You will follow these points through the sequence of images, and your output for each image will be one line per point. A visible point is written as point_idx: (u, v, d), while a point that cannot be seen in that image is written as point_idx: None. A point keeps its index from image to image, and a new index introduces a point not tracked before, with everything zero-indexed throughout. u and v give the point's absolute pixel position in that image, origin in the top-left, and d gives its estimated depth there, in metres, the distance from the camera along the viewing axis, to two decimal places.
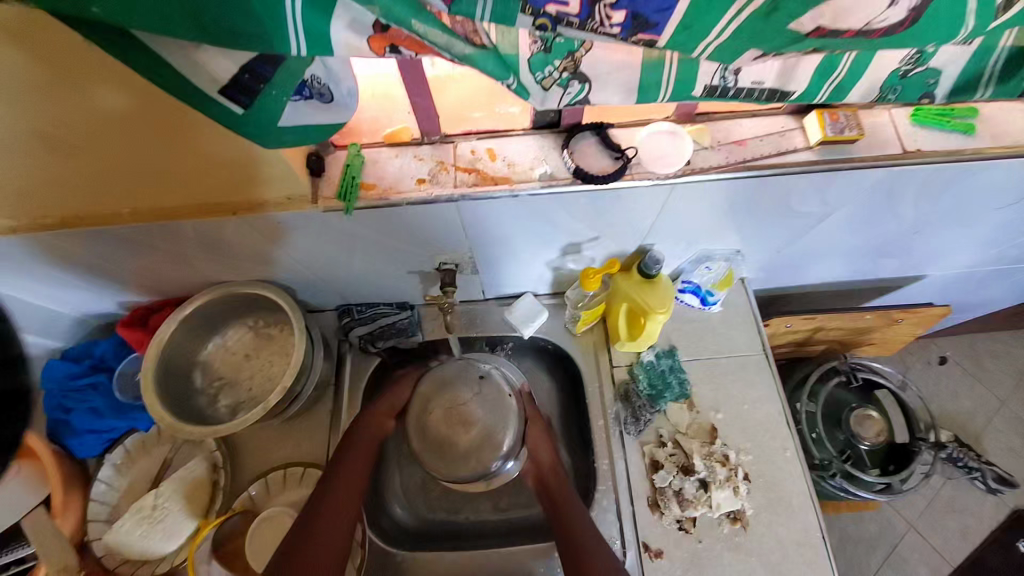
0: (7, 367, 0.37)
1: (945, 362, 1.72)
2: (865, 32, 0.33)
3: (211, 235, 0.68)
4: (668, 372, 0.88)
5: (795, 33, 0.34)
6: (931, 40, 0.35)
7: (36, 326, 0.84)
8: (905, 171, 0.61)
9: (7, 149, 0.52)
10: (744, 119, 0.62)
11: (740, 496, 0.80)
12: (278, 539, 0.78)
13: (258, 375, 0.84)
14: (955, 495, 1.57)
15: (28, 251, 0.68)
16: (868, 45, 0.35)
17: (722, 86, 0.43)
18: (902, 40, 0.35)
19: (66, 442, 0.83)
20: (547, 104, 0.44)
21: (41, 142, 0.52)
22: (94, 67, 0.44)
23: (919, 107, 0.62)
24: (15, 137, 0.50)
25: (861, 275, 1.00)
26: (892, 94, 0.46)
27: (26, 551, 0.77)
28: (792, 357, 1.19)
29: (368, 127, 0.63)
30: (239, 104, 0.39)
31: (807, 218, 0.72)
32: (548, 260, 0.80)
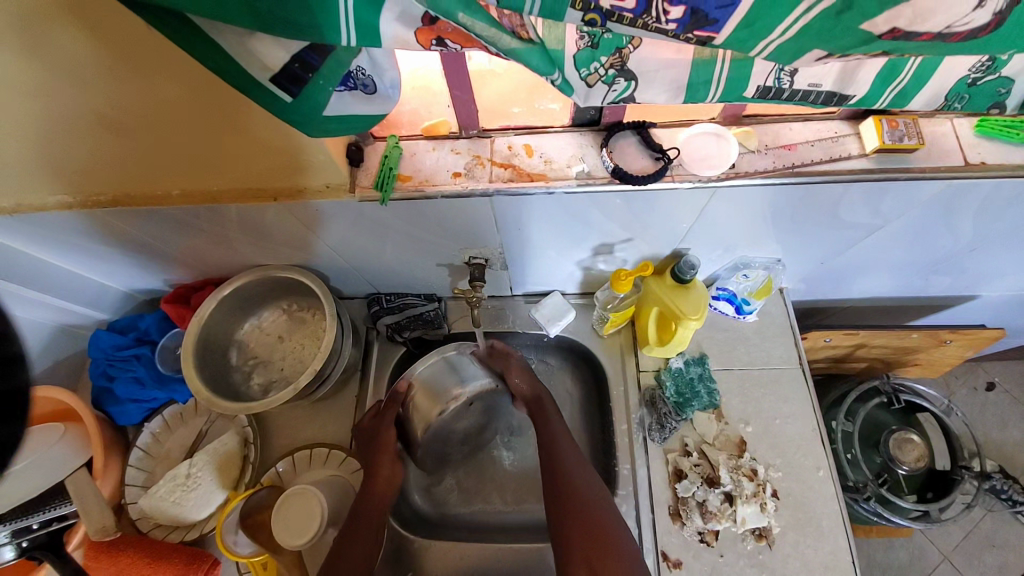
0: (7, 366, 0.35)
1: (994, 388, 1.62)
2: (944, 36, 0.31)
3: (252, 220, 0.70)
4: (696, 379, 0.86)
5: (867, 34, 0.31)
6: (1009, 47, 0.32)
7: (88, 298, 0.89)
8: (970, 183, 0.57)
9: (70, 128, 0.55)
10: (795, 123, 0.59)
11: (767, 513, 0.77)
12: (306, 515, 0.74)
13: (290, 357, 0.87)
14: (997, 530, 1.47)
15: (86, 227, 0.72)
16: (942, 49, 0.33)
17: (777, 87, 0.41)
18: (982, 44, 0.32)
19: (108, 409, 0.89)
20: (591, 100, 0.43)
21: (101, 123, 0.54)
22: (153, 54, 0.46)
23: (986, 118, 0.57)
24: (78, 117, 0.53)
25: (909, 291, 0.95)
26: (958, 102, 0.43)
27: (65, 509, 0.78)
28: (827, 373, 1.14)
29: (408, 119, 0.63)
30: (288, 93, 0.40)
31: (855, 229, 0.69)
32: (579, 259, 0.79)
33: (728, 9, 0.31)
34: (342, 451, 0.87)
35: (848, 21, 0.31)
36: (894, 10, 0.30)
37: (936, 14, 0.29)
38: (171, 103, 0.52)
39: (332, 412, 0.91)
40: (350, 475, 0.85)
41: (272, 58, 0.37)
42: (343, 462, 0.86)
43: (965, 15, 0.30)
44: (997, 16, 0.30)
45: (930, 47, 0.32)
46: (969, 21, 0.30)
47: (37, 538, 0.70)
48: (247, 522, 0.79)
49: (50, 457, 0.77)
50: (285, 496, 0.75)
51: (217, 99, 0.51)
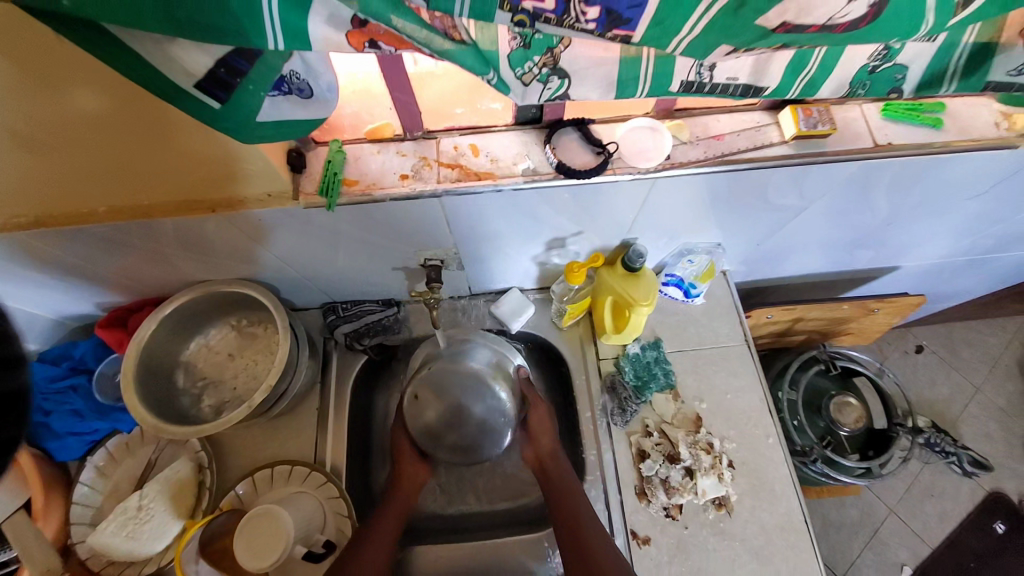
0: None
1: (922, 351, 1.78)
2: (827, 27, 0.34)
3: (191, 234, 0.67)
4: (652, 363, 0.89)
5: (761, 29, 0.34)
6: (891, 35, 0.36)
7: (12, 329, 0.83)
8: (878, 164, 0.63)
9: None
10: (722, 115, 0.63)
11: (724, 483, 0.82)
12: (270, 537, 0.71)
13: (243, 374, 0.83)
14: (933, 480, 1.62)
15: (2, 252, 0.66)
16: (831, 40, 0.36)
17: (698, 82, 0.44)
18: (865, 34, 0.36)
19: (45, 446, 0.82)
20: (528, 99, 0.44)
21: (11, 140, 0.50)
22: (64, 63, 0.43)
23: (890, 102, 0.63)
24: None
25: (839, 266, 1.03)
26: (861, 88, 0.47)
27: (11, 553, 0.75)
28: (773, 348, 1.22)
29: (350, 124, 0.62)
30: (216, 98, 0.39)
31: (785, 211, 0.74)
32: (533, 255, 0.81)
33: (638, 9, 0.33)
34: (306, 467, 0.84)
35: (744, 16, 0.33)
36: (780, 6, 0.33)
37: (816, 7, 0.33)
38: (90, 115, 0.49)
39: (293, 427, 0.89)
40: (316, 489, 0.82)
41: (195, 63, 0.36)
42: (307, 478, 0.83)
43: (841, 8, 0.33)
44: (872, 8, 0.34)
45: (821, 38, 0.36)
46: (846, 13, 0.33)
47: None
48: (206, 552, 0.75)
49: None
50: (247, 520, 0.72)
51: (141, 109, 0.49)
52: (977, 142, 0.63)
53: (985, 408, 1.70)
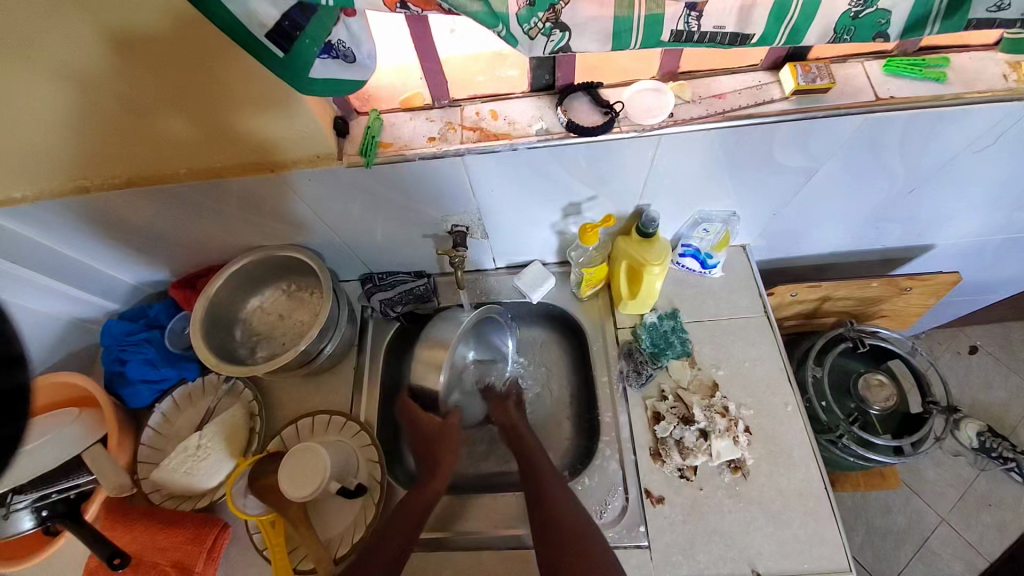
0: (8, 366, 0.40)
1: (977, 351, 1.66)
2: None
3: (251, 195, 0.77)
4: (670, 332, 0.91)
5: None
6: None
7: (101, 289, 0.96)
8: (880, 117, 0.65)
9: (97, 109, 0.63)
10: (724, 76, 0.68)
11: (740, 446, 0.82)
12: (309, 471, 0.80)
13: (290, 332, 0.93)
14: (992, 489, 1.48)
15: (103, 213, 0.80)
16: None
17: (687, 31, 0.50)
18: None
19: (121, 393, 0.93)
20: (534, 52, 0.51)
21: (125, 105, 0.63)
22: (174, 38, 0.55)
23: (891, 58, 0.66)
24: (104, 100, 0.62)
25: (865, 242, 1.02)
26: (846, 34, 0.51)
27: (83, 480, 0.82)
28: (800, 331, 1.21)
29: (386, 94, 0.71)
30: (279, 48, 0.47)
31: (795, 173, 0.76)
32: (552, 223, 0.87)
33: None
34: (342, 416, 0.92)
35: None
36: None
37: None
38: (188, 84, 0.60)
39: (332, 383, 0.98)
40: (352, 438, 0.90)
41: (267, 15, 0.45)
42: (343, 427, 0.92)
43: None
44: None
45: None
46: None
47: (56, 507, 0.79)
48: (254, 487, 0.83)
49: (59, 438, 0.81)
50: (290, 455, 0.81)
51: (223, 77, 0.59)
52: (985, 93, 0.64)
53: None
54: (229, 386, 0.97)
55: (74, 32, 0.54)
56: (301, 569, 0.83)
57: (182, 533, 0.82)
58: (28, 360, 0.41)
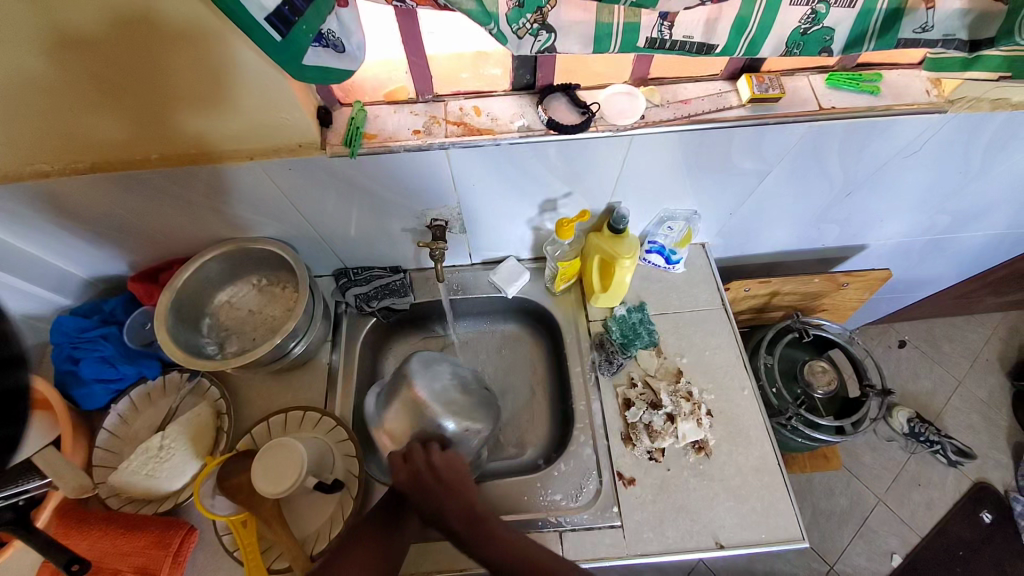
0: (11, 366, 0.43)
1: (905, 345, 1.84)
2: None
3: (226, 183, 0.76)
4: (638, 323, 0.96)
5: None
6: None
7: (50, 283, 0.90)
8: (822, 125, 0.73)
9: (50, 96, 0.61)
10: (688, 84, 0.74)
11: (703, 428, 0.89)
12: (287, 465, 0.79)
13: (261, 327, 0.91)
14: (920, 469, 1.64)
15: (59, 199, 0.75)
16: None
17: (660, 38, 0.55)
18: None
19: (73, 394, 0.87)
20: (522, 50, 0.54)
21: (80, 93, 0.61)
22: (133, 27, 0.54)
23: (832, 73, 0.74)
24: (58, 87, 0.60)
25: (809, 242, 1.12)
26: (796, 48, 0.58)
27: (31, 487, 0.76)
28: (755, 324, 1.31)
29: (370, 87, 0.72)
30: (278, 32, 0.48)
31: (751, 175, 0.84)
32: (528, 218, 0.90)
33: None
34: (317, 412, 0.91)
35: None
36: None
37: None
38: (150, 72, 0.60)
39: (305, 379, 0.96)
40: (327, 434, 0.89)
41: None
42: (318, 423, 0.90)
43: None
44: None
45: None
46: None
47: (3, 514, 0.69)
48: (222, 486, 0.80)
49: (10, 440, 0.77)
50: (264, 450, 0.80)
51: (201, 62, 0.59)
52: (908, 106, 0.73)
53: (968, 401, 1.74)
54: (193, 384, 0.93)
55: (24, 21, 0.52)
56: (274, 568, 0.80)
57: (146, 536, 0.78)
58: (27, 361, 0.44)
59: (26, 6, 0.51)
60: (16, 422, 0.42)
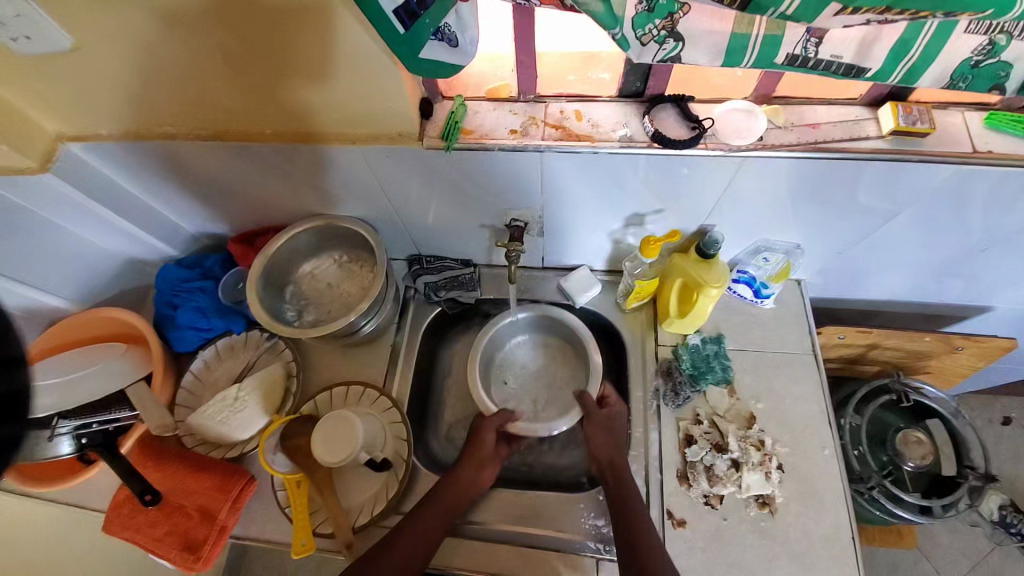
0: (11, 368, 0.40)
1: (1011, 423, 1.56)
2: None
3: (325, 162, 0.79)
4: (712, 356, 0.90)
5: None
6: None
7: (162, 233, 0.99)
8: (977, 169, 0.63)
9: (187, 60, 0.66)
10: (820, 106, 0.67)
11: (771, 482, 0.81)
12: (344, 439, 0.82)
13: (337, 301, 0.95)
14: (1004, 564, 1.41)
15: (182, 160, 0.83)
16: None
17: (803, 56, 0.49)
18: None
19: (168, 336, 0.97)
20: (643, 58, 0.51)
21: (212, 61, 0.65)
22: (270, 2, 0.56)
23: (994, 112, 0.63)
24: (196, 53, 0.64)
25: (925, 295, 0.99)
26: (962, 82, 0.49)
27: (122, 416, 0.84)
28: (841, 375, 1.18)
29: (474, 82, 0.72)
30: (402, 25, 0.48)
31: (873, 215, 0.74)
32: (611, 231, 0.87)
33: None
34: (375, 391, 0.93)
35: None
36: None
37: None
38: (276, 48, 0.62)
39: (369, 357, 0.99)
40: (382, 414, 0.91)
41: None
42: (375, 402, 0.93)
43: None
44: None
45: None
46: None
47: (94, 437, 0.81)
48: (285, 445, 0.85)
49: (105, 370, 0.85)
50: (325, 419, 0.83)
51: (322, 46, 0.61)
52: None
53: None
54: (271, 344, 0.99)
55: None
56: (319, 532, 0.84)
57: (210, 479, 0.84)
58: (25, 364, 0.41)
59: None
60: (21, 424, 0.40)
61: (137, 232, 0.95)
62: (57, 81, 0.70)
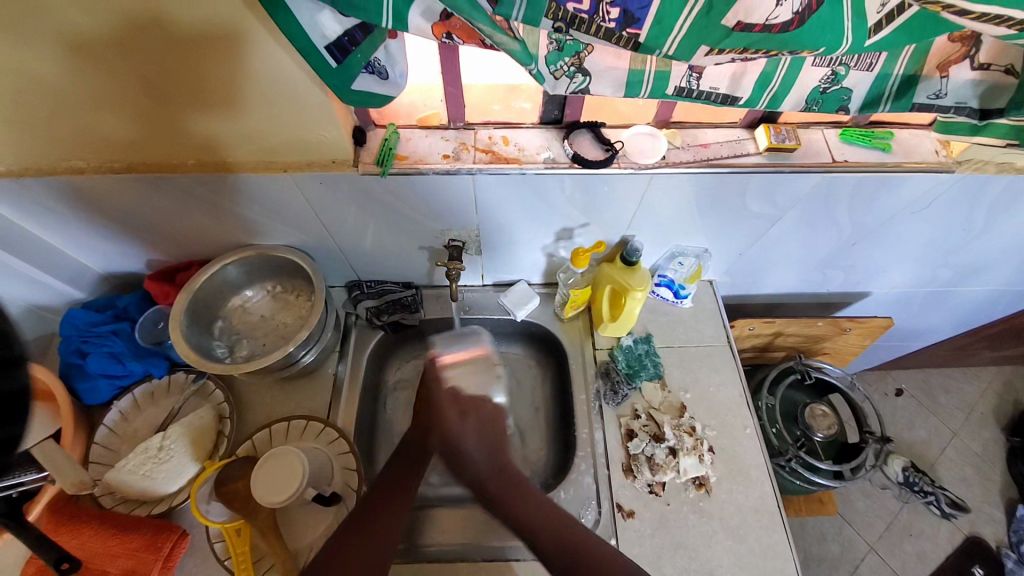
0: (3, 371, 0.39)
1: (902, 394, 1.81)
2: (767, 27, 0.44)
3: (257, 191, 0.78)
4: (644, 355, 0.98)
5: (725, 27, 0.44)
6: (820, 44, 0.46)
7: (64, 275, 0.91)
8: (835, 176, 0.76)
9: (98, 91, 0.63)
10: (708, 128, 0.78)
11: (704, 464, 0.89)
12: (286, 475, 0.78)
13: (272, 333, 0.92)
14: (912, 519, 1.60)
15: (90, 194, 0.77)
16: (773, 41, 0.46)
17: (688, 88, 0.58)
18: (800, 36, 0.45)
19: (75, 386, 0.88)
20: (557, 90, 0.57)
21: (127, 91, 0.63)
22: (194, 34, 0.57)
23: (846, 128, 0.78)
24: (106, 82, 0.62)
25: (815, 286, 1.14)
26: (815, 105, 0.61)
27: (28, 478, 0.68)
28: (756, 363, 1.32)
29: (405, 112, 0.76)
30: (333, 59, 0.51)
31: (763, 219, 0.87)
32: (544, 245, 0.93)
33: (645, 10, 0.45)
34: (319, 422, 0.91)
35: (713, 19, 0.44)
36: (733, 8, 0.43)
37: (756, 7, 0.43)
38: (197, 76, 0.61)
39: (310, 388, 0.96)
40: (328, 445, 0.89)
41: (329, 29, 0.49)
42: (320, 434, 0.90)
43: (772, 10, 0.43)
44: (797, 15, 0.44)
45: (764, 39, 0.45)
46: (776, 15, 0.43)
47: None
48: (221, 490, 0.80)
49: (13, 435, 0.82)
50: (268, 454, 0.80)
51: (249, 76, 0.62)
52: (917, 163, 0.77)
53: (963, 454, 1.70)
54: (198, 385, 0.93)
55: (90, 29, 0.55)
56: None
57: (137, 539, 0.76)
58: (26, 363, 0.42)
59: (95, 17, 0.54)
60: (16, 423, 0.40)
61: (35, 275, 0.87)
62: None
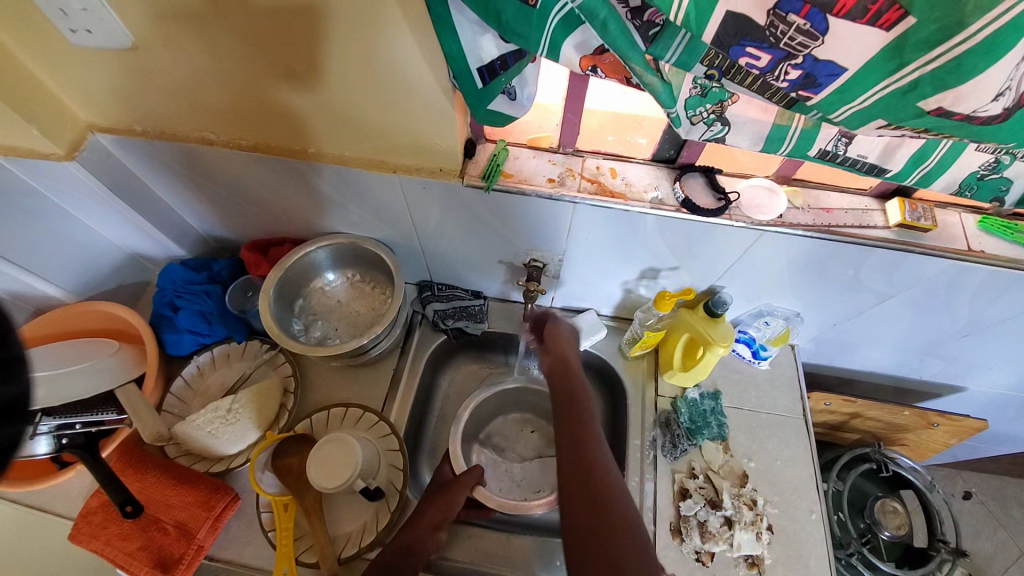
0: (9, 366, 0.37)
1: (970, 498, 1.60)
2: (969, 118, 0.38)
3: (361, 185, 0.81)
4: (708, 412, 0.93)
5: (919, 109, 0.39)
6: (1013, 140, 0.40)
7: (172, 232, 0.98)
8: (968, 265, 0.69)
9: (245, 70, 0.67)
10: (832, 192, 0.73)
11: (761, 542, 0.83)
12: (339, 464, 0.80)
13: (346, 320, 0.95)
14: None
15: (212, 164, 0.83)
16: (964, 130, 0.40)
17: (834, 152, 0.54)
18: (993, 133, 0.39)
19: (163, 336, 0.94)
20: (690, 134, 0.56)
21: (268, 75, 0.67)
22: (345, 31, 0.59)
23: (986, 216, 0.70)
24: (254, 65, 0.66)
25: (905, 370, 1.04)
26: (968, 191, 0.55)
27: (104, 416, 0.80)
28: (822, 439, 1.23)
29: (517, 131, 0.76)
30: (482, 80, 0.54)
31: (870, 294, 0.80)
32: (624, 280, 0.90)
33: (831, 78, 0.40)
34: (374, 415, 0.92)
35: (909, 99, 0.38)
36: (940, 94, 0.37)
37: (967, 100, 0.37)
38: (337, 70, 0.64)
39: (371, 379, 0.98)
40: (378, 439, 0.89)
41: (486, 53, 0.51)
42: (372, 426, 0.91)
43: (984, 104, 0.37)
44: (1009, 110, 0.37)
45: (957, 127, 0.40)
46: (987, 109, 0.37)
47: (76, 438, 0.77)
48: (275, 463, 0.82)
49: (96, 369, 0.83)
50: (323, 443, 0.81)
51: (384, 77, 0.64)
52: None
53: None
54: (270, 355, 0.97)
55: (254, 16, 0.59)
56: (302, 561, 0.80)
57: (195, 493, 0.80)
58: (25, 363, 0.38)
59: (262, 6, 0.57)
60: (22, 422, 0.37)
61: (147, 228, 0.94)
62: (105, 76, 0.71)
